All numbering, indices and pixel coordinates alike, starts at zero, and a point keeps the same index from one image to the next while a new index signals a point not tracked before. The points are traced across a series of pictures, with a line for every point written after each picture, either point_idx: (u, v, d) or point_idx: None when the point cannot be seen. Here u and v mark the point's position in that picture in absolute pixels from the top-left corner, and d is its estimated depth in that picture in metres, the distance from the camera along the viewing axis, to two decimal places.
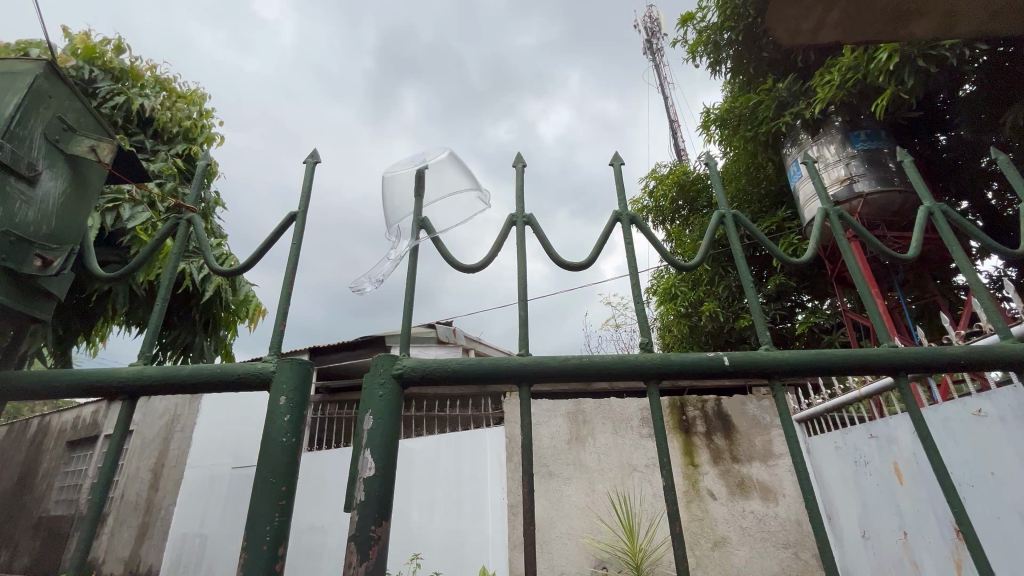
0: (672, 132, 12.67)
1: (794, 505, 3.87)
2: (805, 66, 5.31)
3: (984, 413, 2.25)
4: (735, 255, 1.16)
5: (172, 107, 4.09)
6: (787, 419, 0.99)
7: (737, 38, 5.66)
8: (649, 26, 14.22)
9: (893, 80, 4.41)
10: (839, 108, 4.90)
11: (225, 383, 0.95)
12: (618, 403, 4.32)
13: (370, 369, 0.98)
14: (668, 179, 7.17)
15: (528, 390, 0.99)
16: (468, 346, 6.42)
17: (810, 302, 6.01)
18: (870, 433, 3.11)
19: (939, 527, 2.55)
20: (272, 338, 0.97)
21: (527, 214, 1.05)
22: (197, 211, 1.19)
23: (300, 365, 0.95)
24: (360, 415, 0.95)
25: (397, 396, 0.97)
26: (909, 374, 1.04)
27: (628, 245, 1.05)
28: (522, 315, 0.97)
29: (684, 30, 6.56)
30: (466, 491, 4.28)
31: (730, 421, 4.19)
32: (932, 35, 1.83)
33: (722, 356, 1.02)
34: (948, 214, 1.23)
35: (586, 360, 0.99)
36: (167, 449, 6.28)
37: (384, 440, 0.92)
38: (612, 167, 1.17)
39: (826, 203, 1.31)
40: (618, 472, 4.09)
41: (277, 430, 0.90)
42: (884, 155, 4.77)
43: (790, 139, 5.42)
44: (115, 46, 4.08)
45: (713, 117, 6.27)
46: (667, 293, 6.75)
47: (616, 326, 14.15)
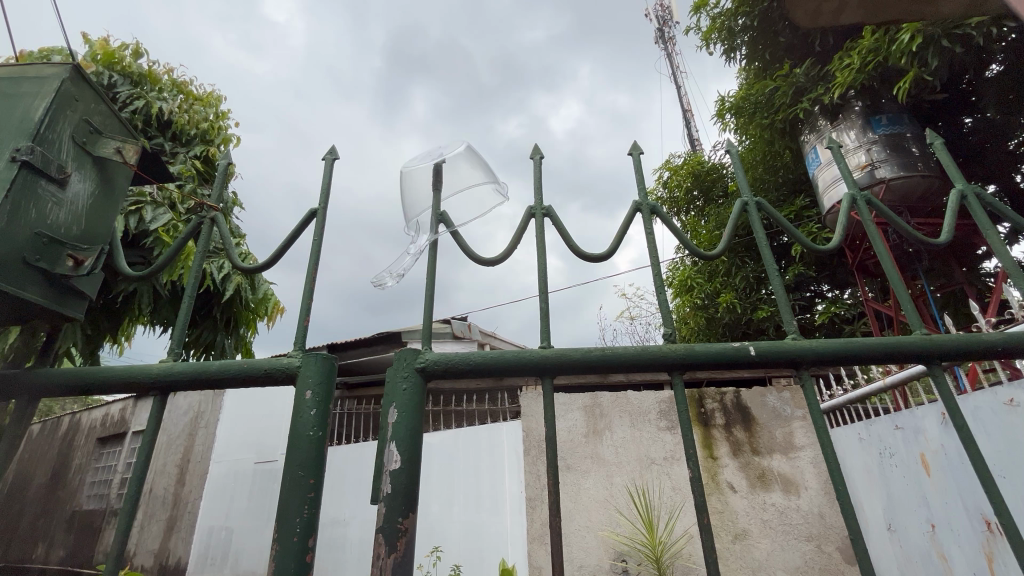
0: (685, 121, 12.52)
1: (817, 497, 3.81)
2: (823, 50, 5.19)
3: (1016, 402, 2.19)
4: (759, 243, 1.13)
5: (190, 109, 4.15)
6: (815, 408, 0.97)
7: (752, 23, 5.55)
8: (660, 15, 14.02)
9: (916, 62, 4.29)
10: (859, 92, 4.77)
11: (252, 378, 0.97)
12: (635, 396, 4.29)
13: (394, 364, 0.99)
14: (683, 169, 7.09)
15: (550, 383, 0.99)
16: (484, 340, 6.45)
17: (831, 292, 5.90)
18: (896, 424, 3.04)
19: (969, 519, 2.49)
20: (296, 334, 0.99)
21: (545, 206, 1.05)
22: (218, 210, 1.21)
23: (324, 359, 0.96)
24: (384, 410, 0.96)
25: (421, 389, 0.98)
26: (943, 363, 1.01)
27: (648, 235, 1.04)
28: (543, 308, 0.96)
29: (697, 17, 6.45)
30: (484, 485, 4.30)
31: (749, 413, 4.15)
32: (959, 12, 1.79)
33: (748, 346, 1.00)
34: (980, 197, 1.18)
35: (608, 351, 0.98)
36: (193, 445, 6.43)
37: (409, 435, 0.93)
38: (631, 156, 1.15)
39: (852, 188, 1.27)
40: (636, 465, 4.08)
41: (304, 424, 0.91)
42: (908, 139, 4.63)
43: (807, 125, 5.29)
44: (133, 51, 4.16)
45: (728, 105, 6.16)
46: (683, 285, 6.68)
47: (632, 318, 14.07)
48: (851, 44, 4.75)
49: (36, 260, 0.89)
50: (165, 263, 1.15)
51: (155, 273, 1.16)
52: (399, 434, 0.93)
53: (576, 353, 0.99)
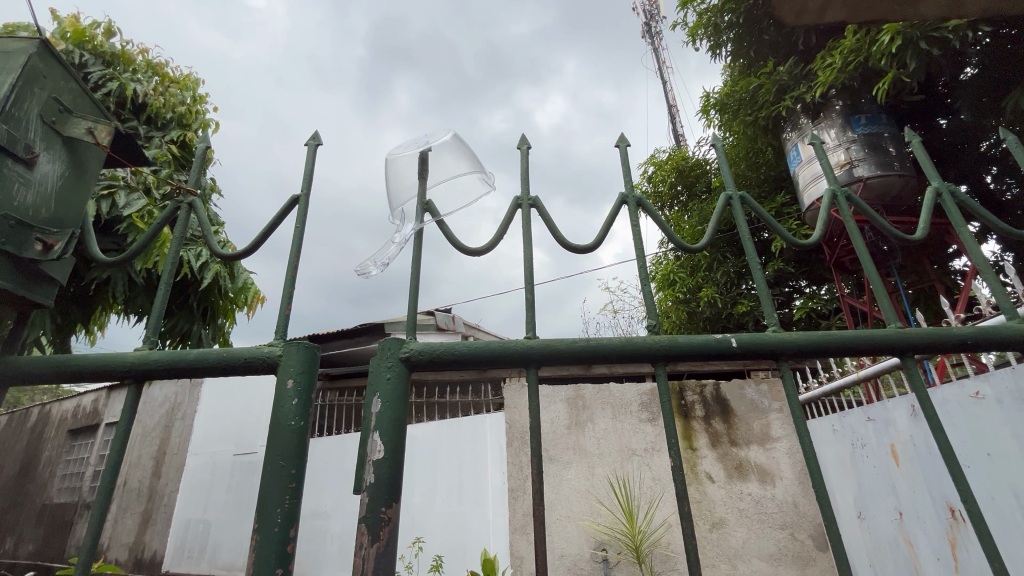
0: (671, 117, 12.63)
1: (791, 487, 3.92)
2: (807, 49, 5.26)
3: (982, 395, 2.28)
4: (743, 237, 1.14)
5: (166, 92, 4.03)
6: (794, 400, 0.99)
7: (738, 20, 5.57)
8: (647, 9, 13.99)
9: (895, 63, 4.38)
10: (840, 91, 4.85)
11: (232, 367, 0.95)
12: (617, 388, 4.34)
13: (378, 353, 0.98)
14: (667, 164, 7.16)
15: (535, 374, 0.99)
16: (467, 332, 6.45)
17: (808, 287, 6.03)
18: (868, 416, 3.13)
19: (935, 507, 2.59)
20: (278, 323, 0.97)
21: (532, 197, 1.04)
22: (197, 194, 1.17)
23: (307, 349, 0.94)
24: (368, 400, 0.95)
25: (405, 379, 0.97)
26: (916, 355, 1.04)
27: (634, 227, 1.04)
28: (528, 298, 0.96)
29: (684, 12, 6.48)
30: (467, 476, 4.32)
31: (728, 405, 4.23)
32: (939, 14, 1.82)
33: (730, 338, 1.02)
34: (955, 195, 1.21)
35: (592, 343, 0.99)
36: (169, 437, 6.31)
37: (394, 424, 0.92)
38: (618, 148, 1.16)
39: (834, 185, 1.29)
40: (618, 456, 4.13)
41: (285, 414, 0.89)
42: (885, 139, 4.74)
43: (790, 122, 5.37)
44: (105, 30, 4.01)
45: (713, 102, 6.23)
46: (666, 279, 6.74)
47: (614, 312, 14.22)
48: (833, 44, 4.83)
49: (3, 243, 0.85)
50: (141, 248, 1.11)
51: (130, 259, 1.12)
52: (383, 424, 0.92)
53: (561, 344, 0.99)
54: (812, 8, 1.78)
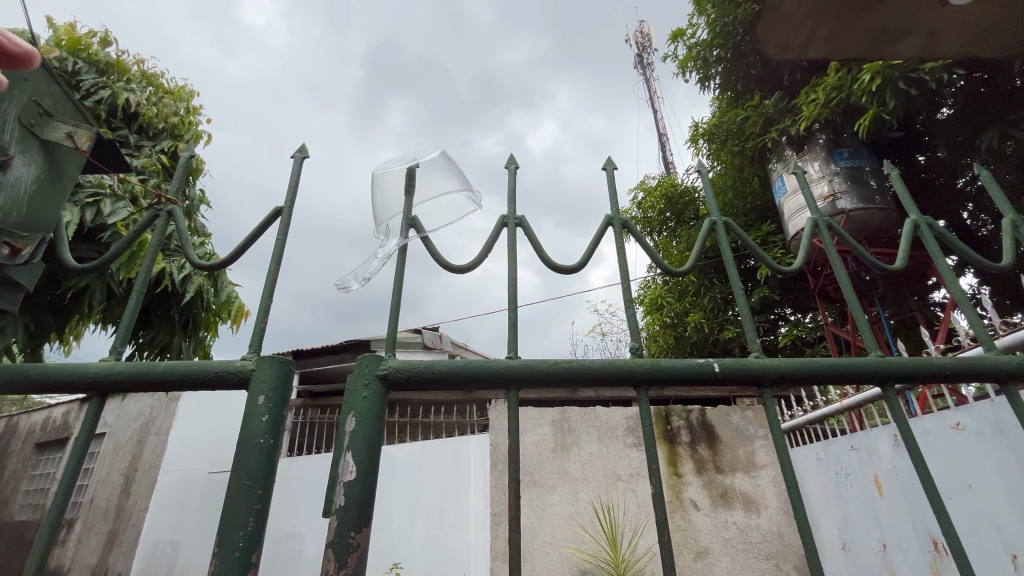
0: (660, 144, 12.94)
1: (775, 516, 3.88)
2: (791, 84, 5.44)
3: (962, 426, 2.31)
4: (727, 262, 1.14)
5: (159, 102, 4.03)
6: (776, 427, 0.98)
7: (725, 55, 5.77)
8: (640, 40, 14.49)
9: (875, 100, 4.54)
10: (823, 126, 5.02)
11: (201, 382, 0.91)
12: (603, 411, 4.32)
13: (355, 370, 0.95)
14: (656, 191, 7.28)
15: (516, 395, 0.97)
16: (454, 352, 6.40)
17: (793, 315, 6.11)
18: (851, 445, 3.13)
19: (918, 540, 2.58)
20: (252, 337, 0.94)
21: (518, 216, 1.04)
22: (178, 203, 1.14)
23: (281, 363, 0.92)
24: (342, 418, 0.92)
25: (381, 398, 0.94)
26: (897, 385, 1.05)
27: (619, 249, 1.04)
28: (511, 318, 0.95)
29: (675, 45, 6.69)
30: (449, 499, 4.21)
31: (714, 431, 4.21)
32: (917, 55, 1.90)
33: (713, 363, 1.02)
34: (934, 228, 1.23)
35: (574, 364, 0.98)
36: (141, 452, 6.08)
37: (367, 445, 0.89)
38: (605, 171, 1.17)
39: (815, 214, 1.31)
40: (602, 481, 4.07)
41: (254, 431, 0.86)
42: (868, 174, 4.90)
43: (775, 154, 5.52)
44: (101, 40, 4.03)
45: (701, 132, 6.39)
46: (654, 303, 6.79)
47: (602, 334, 14.28)
48: (817, 81, 5.00)
49: None
50: (115, 256, 1.08)
51: (104, 266, 1.09)
52: (355, 443, 0.89)
53: (544, 365, 0.97)
54: (795, 44, 1.90)
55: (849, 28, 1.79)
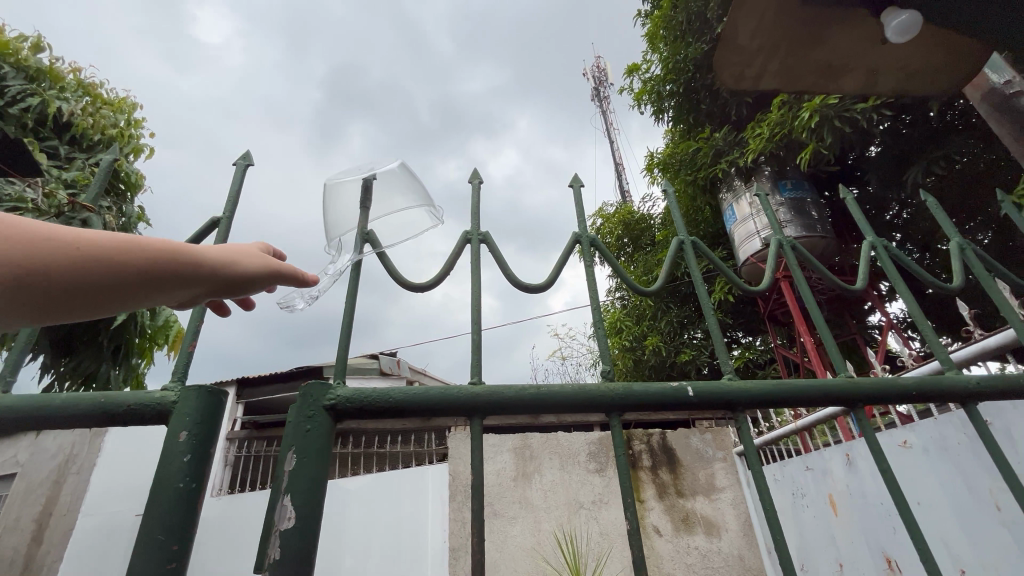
0: (617, 173, 13.39)
1: (735, 539, 3.88)
2: (738, 119, 5.76)
3: (910, 444, 2.38)
4: (697, 282, 1.12)
5: (96, 113, 3.77)
6: (751, 453, 0.94)
7: (678, 90, 6.07)
8: (596, 75, 15.13)
9: (815, 136, 4.86)
10: (768, 159, 5.32)
11: (110, 417, 0.78)
12: (565, 437, 4.24)
13: (298, 400, 0.84)
14: (614, 218, 7.46)
15: (479, 424, 0.88)
16: (412, 378, 6.19)
17: (745, 337, 6.32)
18: (806, 465, 3.19)
19: (873, 558, 2.62)
20: (176, 363, 0.82)
21: (482, 232, 0.98)
22: None
23: (209, 394, 0.79)
24: (281, 455, 0.81)
25: (327, 432, 0.83)
26: (865, 406, 1.04)
27: (588, 268, 1.00)
28: (475, 340, 0.87)
29: (630, 79, 6.99)
30: (405, 535, 3.97)
31: (674, 454, 4.21)
32: (855, 93, 2.03)
33: (686, 386, 0.97)
34: (889, 250, 1.25)
35: (542, 390, 0.91)
36: (55, 495, 5.44)
37: (311, 487, 0.78)
38: (572, 188, 1.13)
39: (778, 235, 1.32)
40: (565, 509, 3.96)
41: (172, 475, 0.73)
42: (808, 204, 5.19)
43: (725, 184, 5.78)
44: (33, 45, 3.75)
45: (656, 161, 6.64)
46: (613, 327, 6.86)
47: (562, 358, 14.32)
48: (761, 117, 5.32)
49: None
50: None
51: None
52: (295, 485, 0.77)
53: (509, 391, 0.90)
54: (750, 74, 1.90)
55: (799, 61, 1.86)
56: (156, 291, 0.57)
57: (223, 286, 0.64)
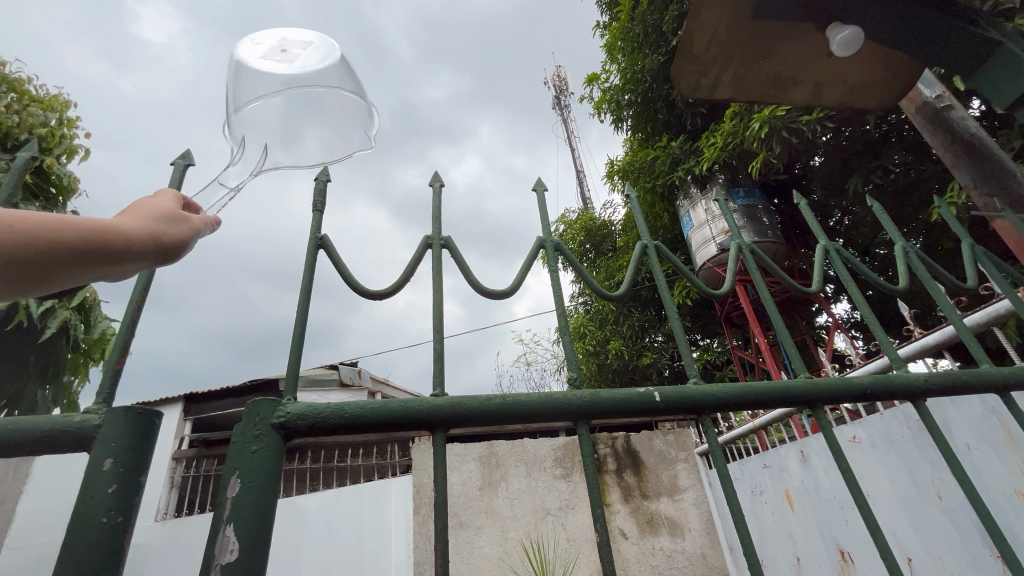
0: (579, 181, 13.62)
1: (698, 539, 3.96)
2: (694, 129, 5.96)
3: (859, 439, 2.49)
4: (661, 285, 1.11)
5: (23, 111, 3.49)
6: (718, 455, 0.94)
7: (636, 99, 6.24)
8: (557, 84, 15.37)
9: (764, 146, 5.09)
10: (722, 167, 5.52)
11: (20, 444, 0.69)
12: (531, 443, 4.22)
13: (243, 419, 0.77)
14: (576, 224, 7.55)
15: (443, 437, 0.84)
16: (373, 388, 6.03)
17: (703, 340, 6.51)
18: (764, 463, 3.29)
19: (828, 552, 2.72)
20: (101, 381, 0.74)
21: (444, 236, 0.94)
22: None
23: (138, 416, 0.71)
24: (224, 480, 0.74)
25: (276, 452, 0.77)
26: (823, 405, 1.06)
27: (553, 272, 0.97)
28: (437, 349, 0.83)
29: (590, 88, 7.13)
30: (366, 552, 3.83)
31: (639, 457, 4.26)
32: (804, 103, 2.11)
33: (653, 391, 0.96)
34: (840, 253, 1.30)
35: (508, 399, 0.87)
36: None
37: (258, 514, 0.72)
38: (535, 193, 1.11)
39: (737, 239, 1.34)
40: (532, 517, 3.92)
41: (94, 507, 0.65)
42: (760, 211, 5.43)
43: (682, 191, 5.96)
44: None
45: (616, 169, 6.79)
46: (577, 332, 6.93)
47: (527, 364, 14.36)
48: (715, 127, 5.52)
49: None
50: None
51: None
52: (240, 513, 0.71)
53: (474, 402, 0.86)
54: (705, 84, 1.96)
55: (751, 71, 1.93)
56: (112, 264, 0.53)
57: (166, 255, 0.59)
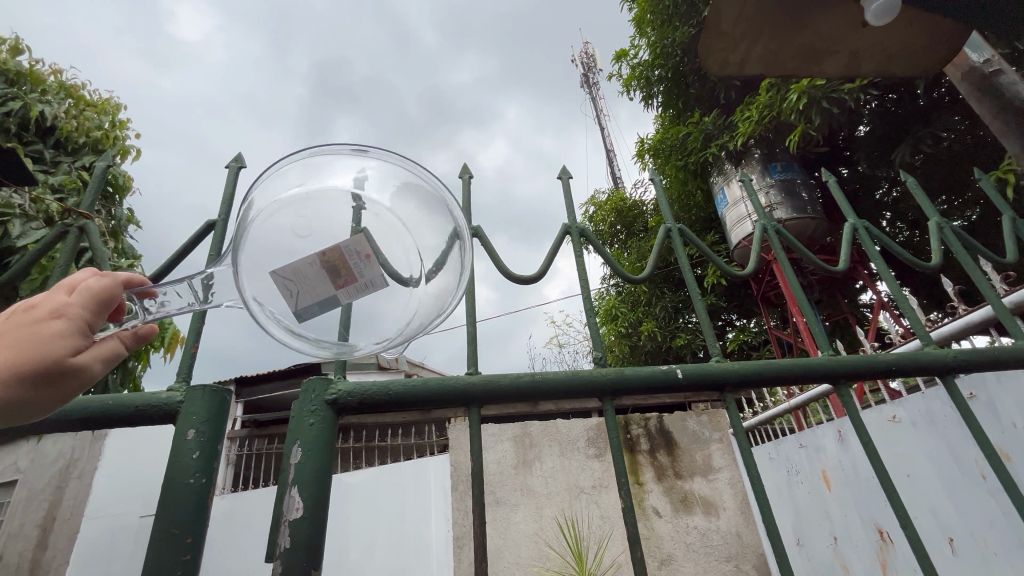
0: (609, 159, 13.39)
1: (733, 518, 3.98)
2: (727, 103, 5.76)
3: (899, 419, 2.45)
4: (684, 267, 1.15)
5: (80, 116, 3.74)
6: (740, 430, 0.97)
7: (666, 75, 6.08)
8: (584, 61, 15.04)
9: (803, 118, 4.89)
10: (758, 141, 5.35)
11: (118, 418, 0.81)
12: (564, 424, 4.30)
13: (301, 396, 0.87)
14: (607, 205, 7.47)
15: (478, 413, 0.91)
16: (410, 371, 6.24)
17: (739, 320, 6.38)
18: (800, 443, 3.26)
19: (866, 532, 2.70)
20: (181, 363, 0.85)
21: (475, 226, 1.00)
22: (92, 216, 1.00)
23: (214, 393, 0.82)
24: (287, 449, 0.83)
25: (331, 425, 0.86)
26: (847, 382, 1.07)
27: (579, 257, 1.03)
28: (470, 332, 0.90)
29: (618, 65, 6.98)
30: (408, 525, 4.04)
31: (672, 437, 4.28)
32: (840, 73, 2.05)
33: (676, 369, 1.00)
34: (870, 230, 1.29)
35: (538, 377, 0.94)
36: None
37: (317, 479, 0.81)
38: (561, 181, 1.16)
39: (763, 219, 1.35)
40: (566, 495, 4.03)
41: (182, 471, 0.76)
42: (798, 185, 5.22)
43: (716, 168, 5.81)
44: (11, 48, 3.70)
45: (646, 147, 6.66)
46: (609, 314, 6.93)
47: (559, 346, 14.43)
48: (750, 100, 5.33)
49: None
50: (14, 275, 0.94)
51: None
52: (302, 476, 0.80)
53: (506, 380, 0.93)
54: (734, 60, 1.96)
55: (782, 45, 1.89)
56: None
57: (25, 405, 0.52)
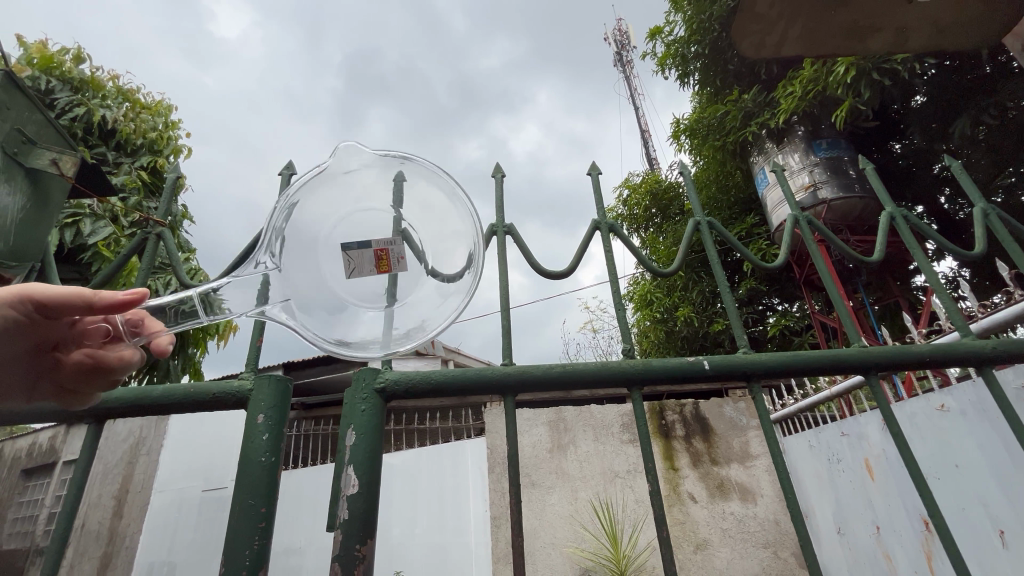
0: (644, 141, 13.08)
1: (771, 505, 3.94)
2: (768, 78, 5.52)
3: (947, 408, 2.37)
4: (712, 260, 1.17)
5: (136, 118, 3.98)
6: (766, 420, 1.00)
7: (703, 51, 5.88)
8: (618, 39, 14.63)
9: (851, 92, 4.65)
10: (802, 118, 5.12)
11: (197, 405, 0.92)
12: (598, 409, 4.35)
13: (352, 385, 0.96)
14: (641, 188, 7.34)
15: (512, 401, 0.98)
16: (447, 356, 6.41)
17: (780, 305, 6.19)
18: (842, 431, 3.19)
19: (911, 522, 2.64)
20: (249, 355, 0.95)
21: (507, 224, 1.06)
22: (166, 224, 1.11)
23: (278, 382, 0.92)
24: (342, 432, 0.93)
25: (380, 410, 0.95)
26: (878, 373, 1.08)
27: (606, 253, 1.07)
28: (505, 325, 0.96)
29: (653, 43, 6.79)
30: (448, 504, 4.21)
31: (708, 423, 4.26)
32: (887, 49, 1.96)
33: (702, 360, 1.04)
34: (908, 219, 1.27)
35: (569, 368, 0.99)
36: (131, 475, 5.96)
37: (370, 458, 0.90)
38: (590, 177, 1.20)
39: (795, 210, 1.34)
40: (601, 479, 4.10)
41: (255, 450, 0.87)
42: (845, 162, 5.01)
43: (756, 147, 5.61)
44: (74, 57, 3.97)
45: (682, 128, 6.50)
46: (643, 300, 6.87)
47: (594, 331, 14.36)
48: (794, 74, 5.10)
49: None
50: (106, 279, 1.06)
51: (92, 293, 1.06)
52: (356, 457, 0.90)
53: (539, 370, 0.99)
54: (770, 42, 1.97)
55: (821, 25, 1.85)
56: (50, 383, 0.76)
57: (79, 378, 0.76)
